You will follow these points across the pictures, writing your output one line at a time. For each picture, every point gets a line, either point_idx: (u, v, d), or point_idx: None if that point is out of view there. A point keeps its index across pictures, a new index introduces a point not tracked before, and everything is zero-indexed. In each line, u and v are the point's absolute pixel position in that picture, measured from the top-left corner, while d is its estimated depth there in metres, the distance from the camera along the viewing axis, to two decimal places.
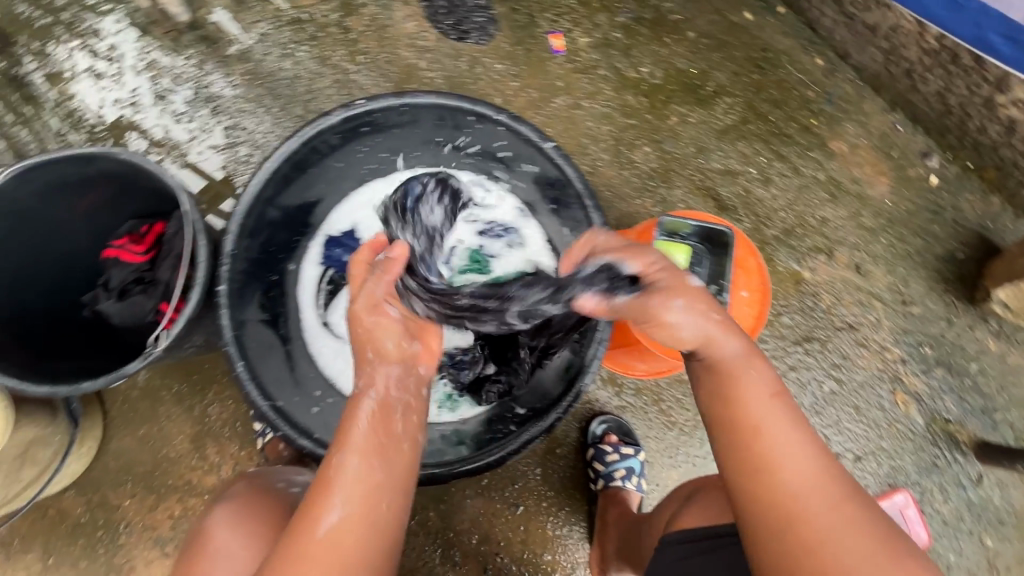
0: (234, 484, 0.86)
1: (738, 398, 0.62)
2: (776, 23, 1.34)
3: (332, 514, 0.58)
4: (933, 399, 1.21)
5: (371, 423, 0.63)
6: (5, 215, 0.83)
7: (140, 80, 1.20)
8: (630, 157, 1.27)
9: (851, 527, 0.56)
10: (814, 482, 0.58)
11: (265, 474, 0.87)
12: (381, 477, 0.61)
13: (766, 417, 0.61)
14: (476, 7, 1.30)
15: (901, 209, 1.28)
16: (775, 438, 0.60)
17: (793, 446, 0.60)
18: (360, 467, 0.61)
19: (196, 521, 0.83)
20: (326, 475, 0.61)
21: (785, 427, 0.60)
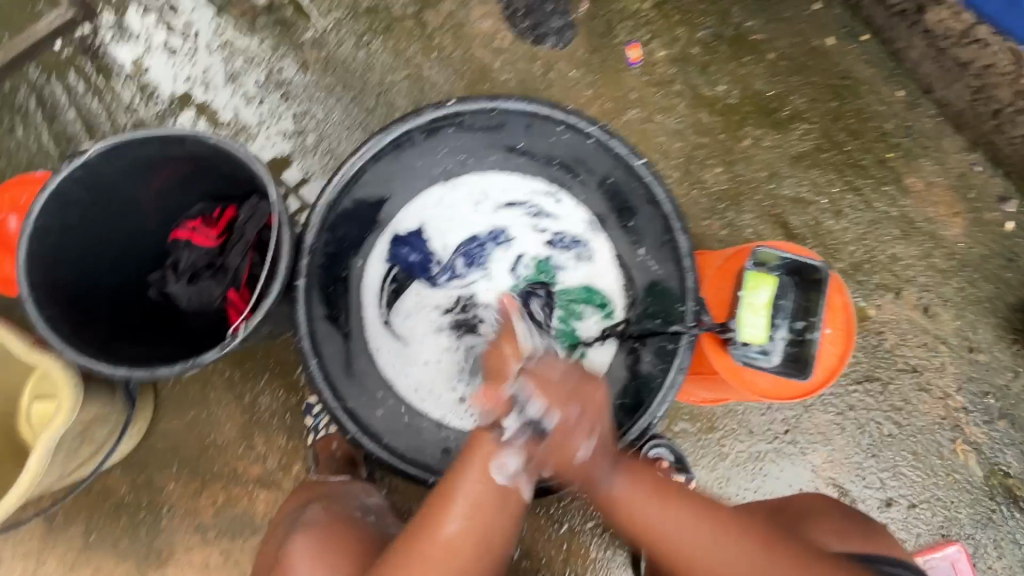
0: (306, 510, 0.87)
1: (630, 509, 0.76)
2: (859, 50, 1.29)
3: (452, 523, 0.71)
4: (994, 451, 1.18)
5: (486, 459, 0.73)
6: (88, 189, 0.82)
7: (213, 59, 1.18)
8: (699, 177, 1.24)
9: (731, 562, 0.74)
10: (706, 550, 0.75)
11: (336, 492, 0.92)
12: (494, 496, 0.72)
13: (644, 512, 0.76)
14: (555, 10, 1.27)
15: (975, 252, 1.24)
16: (659, 527, 0.76)
17: (677, 526, 0.76)
18: (477, 487, 0.72)
19: (273, 548, 0.83)
20: (447, 485, 0.74)
21: (657, 514, 0.76)
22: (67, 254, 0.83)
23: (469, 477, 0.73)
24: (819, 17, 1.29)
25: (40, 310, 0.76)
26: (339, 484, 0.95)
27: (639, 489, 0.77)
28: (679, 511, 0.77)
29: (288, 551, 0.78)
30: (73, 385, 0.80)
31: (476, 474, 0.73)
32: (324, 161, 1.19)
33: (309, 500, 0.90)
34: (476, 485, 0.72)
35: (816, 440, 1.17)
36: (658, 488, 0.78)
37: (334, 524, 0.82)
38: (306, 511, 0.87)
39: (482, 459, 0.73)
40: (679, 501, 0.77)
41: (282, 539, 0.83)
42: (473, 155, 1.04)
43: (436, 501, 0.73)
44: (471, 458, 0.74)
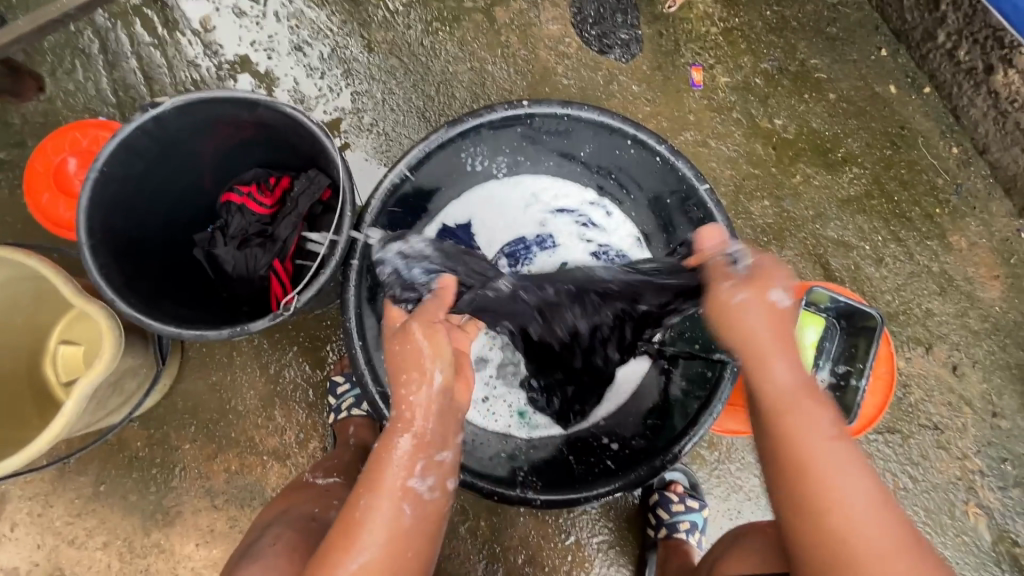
0: (264, 536, 0.80)
1: (800, 435, 0.65)
2: (919, 101, 1.28)
3: (357, 558, 0.64)
4: (1005, 518, 1.18)
5: (398, 470, 0.68)
6: (156, 141, 0.81)
7: (280, 26, 1.18)
8: (747, 208, 1.24)
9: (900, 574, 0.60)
10: (873, 523, 0.62)
11: (304, 507, 0.85)
12: (404, 523, 0.67)
13: (819, 445, 0.64)
14: (623, 22, 1.26)
15: (1010, 317, 1.23)
16: (826, 463, 0.64)
17: (852, 479, 0.63)
18: (388, 514, 0.66)
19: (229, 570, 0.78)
20: (353, 518, 0.66)
21: (835, 457, 0.64)
22: (126, 203, 0.82)
23: (378, 508, 0.66)
24: (884, 64, 1.29)
25: (96, 257, 0.76)
26: (316, 492, 0.89)
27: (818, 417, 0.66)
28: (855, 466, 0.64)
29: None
30: (114, 335, 0.80)
31: (388, 503, 0.67)
32: (377, 142, 1.18)
33: (274, 518, 0.84)
34: (389, 515, 0.66)
35: None
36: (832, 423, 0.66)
37: (279, 555, 0.74)
38: (264, 536, 0.80)
39: (393, 482, 0.67)
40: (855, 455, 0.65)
41: (240, 560, 0.78)
42: (531, 157, 1.04)
43: (341, 529, 0.66)
44: (382, 482, 0.67)
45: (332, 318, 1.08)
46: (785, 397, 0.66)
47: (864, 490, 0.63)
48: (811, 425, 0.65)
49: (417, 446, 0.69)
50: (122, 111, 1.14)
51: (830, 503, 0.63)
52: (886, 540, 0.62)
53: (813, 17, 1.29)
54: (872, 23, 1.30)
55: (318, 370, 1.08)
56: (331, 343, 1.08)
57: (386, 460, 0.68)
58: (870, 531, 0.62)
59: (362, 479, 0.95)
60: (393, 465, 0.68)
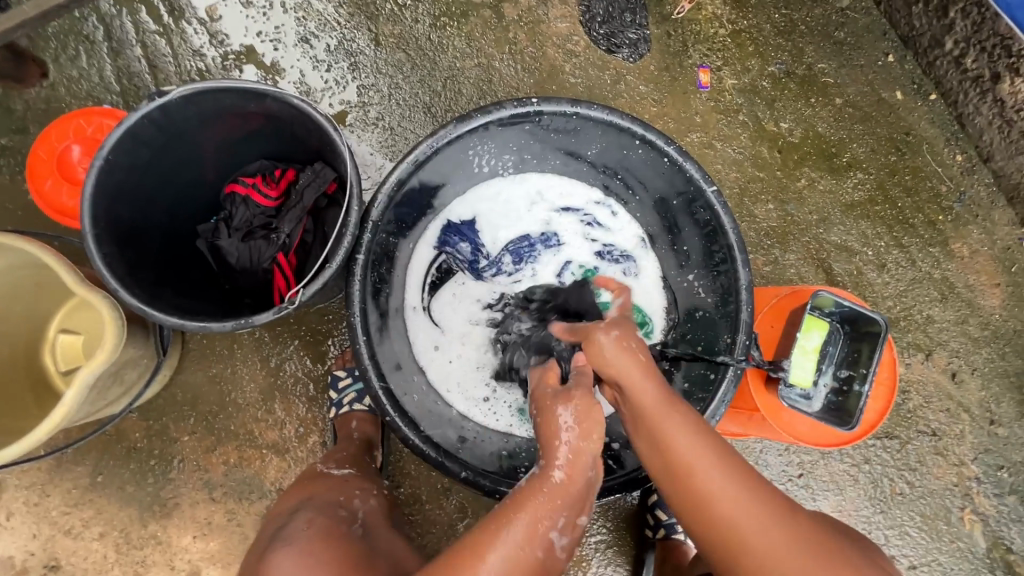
0: (292, 522, 0.79)
1: (668, 443, 0.69)
2: (925, 108, 1.28)
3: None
4: (1000, 525, 1.18)
5: (536, 514, 0.64)
6: (162, 131, 0.81)
7: (287, 17, 1.17)
8: (751, 211, 1.24)
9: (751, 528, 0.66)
10: (733, 499, 0.67)
11: (329, 495, 0.85)
12: (532, 565, 0.63)
13: (690, 452, 0.68)
14: (632, 22, 1.26)
15: (1009, 325, 1.23)
16: (695, 466, 0.67)
17: (698, 458, 0.68)
18: (518, 551, 0.62)
19: (255, 556, 0.76)
20: (482, 539, 0.63)
21: (705, 460, 0.67)
22: (130, 193, 0.82)
23: (504, 545, 0.62)
24: (891, 70, 1.29)
25: (99, 246, 0.75)
26: (336, 482, 0.88)
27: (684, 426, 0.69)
28: (721, 461, 0.68)
29: (271, 567, 0.71)
30: (117, 327, 0.80)
31: (518, 537, 0.63)
32: (383, 137, 1.17)
33: (301, 503, 0.83)
34: (518, 550, 0.62)
35: (829, 489, 1.17)
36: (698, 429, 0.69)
37: (314, 542, 0.74)
38: (294, 520, 0.79)
39: (531, 520, 0.64)
40: (720, 449, 0.69)
41: (267, 545, 0.77)
42: (537, 155, 1.03)
43: (469, 552, 0.63)
44: (515, 517, 0.64)
45: (334, 313, 1.08)
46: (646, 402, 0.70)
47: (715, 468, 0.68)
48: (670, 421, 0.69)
49: (553, 498, 0.64)
50: (125, 99, 1.13)
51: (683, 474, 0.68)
52: (738, 503, 0.67)
53: (821, 21, 1.29)
54: (880, 29, 1.30)
55: (319, 364, 1.07)
56: (333, 337, 1.08)
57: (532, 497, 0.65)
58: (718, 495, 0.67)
59: (372, 472, 0.96)
60: (534, 504, 0.64)
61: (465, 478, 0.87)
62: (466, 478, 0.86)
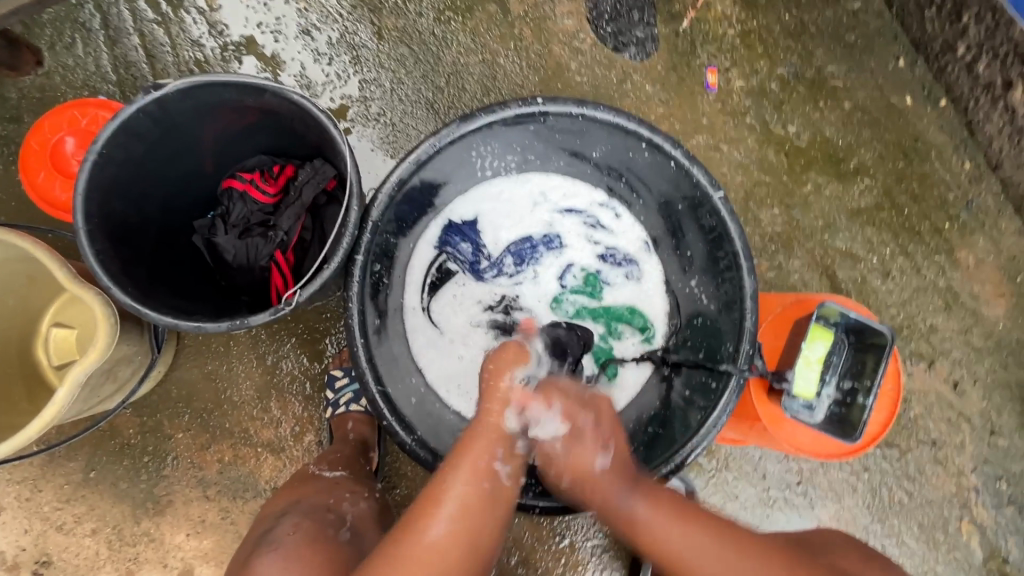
0: (280, 523, 0.78)
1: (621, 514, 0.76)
2: (934, 114, 1.27)
3: (439, 525, 0.68)
4: (997, 535, 1.18)
5: (480, 450, 0.72)
6: (157, 125, 0.79)
7: (288, 9, 1.15)
8: (756, 215, 1.22)
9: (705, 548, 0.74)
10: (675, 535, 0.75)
11: (318, 498, 0.83)
12: (480, 497, 0.70)
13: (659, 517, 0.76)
14: (640, 20, 1.23)
15: (1013, 335, 1.22)
16: (652, 532, 0.75)
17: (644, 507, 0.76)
18: (466, 488, 0.70)
19: (241, 558, 0.75)
20: (434, 489, 0.71)
21: (670, 519, 0.76)
22: (124, 187, 0.80)
23: (455, 487, 0.70)
24: (901, 74, 1.27)
25: (93, 243, 0.74)
26: (326, 485, 0.87)
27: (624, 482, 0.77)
28: (669, 514, 0.76)
29: (253, 572, 0.70)
30: (111, 325, 0.79)
31: (464, 477, 0.70)
32: (384, 133, 1.15)
33: (289, 507, 0.82)
34: (464, 487, 0.70)
35: (827, 497, 1.16)
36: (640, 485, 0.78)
37: (299, 546, 0.73)
38: (281, 524, 0.78)
39: (472, 460, 0.71)
40: (663, 503, 0.77)
41: (252, 550, 0.76)
42: (541, 155, 1.01)
43: (422, 502, 0.70)
44: (459, 463, 0.71)
45: (332, 311, 1.07)
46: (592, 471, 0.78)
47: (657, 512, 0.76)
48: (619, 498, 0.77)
49: (489, 439, 0.73)
50: (122, 89, 1.11)
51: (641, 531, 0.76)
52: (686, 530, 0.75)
53: (832, 24, 1.27)
54: (892, 32, 1.28)
55: (316, 363, 1.06)
56: (330, 336, 1.07)
57: (471, 444, 0.73)
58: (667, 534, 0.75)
59: (365, 474, 0.94)
60: (472, 448, 0.72)
61: None
62: None
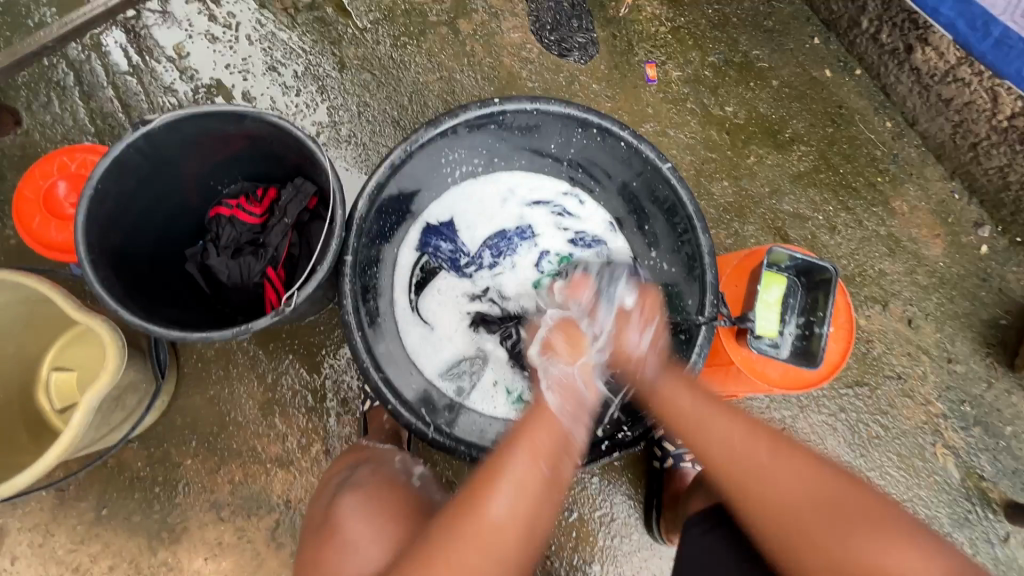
0: (357, 472, 0.85)
1: (674, 404, 0.81)
2: (852, 83, 1.40)
3: (502, 502, 0.67)
4: (970, 456, 1.27)
5: (545, 429, 0.74)
6: (146, 158, 0.84)
7: (253, 49, 1.22)
8: (708, 189, 1.33)
9: (734, 442, 0.75)
10: (728, 442, 0.76)
11: (386, 456, 0.90)
12: (542, 479, 0.70)
13: (690, 416, 0.79)
14: (579, 27, 1.35)
15: (953, 271, 1.34)
16: (711, 438, 0.77)
17: (702, 417, 0.79)
18: (527, 466, 0.70)
19: (320, 501, 0.83)
20: (494, 467, 0.70)
21: (694, 407, 0.80)
22: (120, 219, 0.85)
23: (513, 469, 0.69)
24: (818, 51, 1.41)
25: (96, 270, 0.78)
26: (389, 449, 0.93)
27: (675, 386, 0.82)
28: (717, 415, 0.78)
29: (338, 508, 0.78)
30: (118, 349, 0.82)
31: (529, 457, 0.70)
32: (356, 153, 1.23)
33: (359, 461, 0.88)
34: (527, 466, 0.70)
35: (811, 440, 1.24)
36: (715, 404, 0.79)
37: (381, 489, 0.81)
38: (357, 472, 0.85)
39: (531, 439, 0.72)
40: (735, 419, 0.78)
41: (333, 492, 0.83)
42: (504, 156, 1.10)
43: (482, 478, 0.70)
44: (521, 438, 0.73)
45: (326, 323, 1.11)
46: (658, 387, 0.83)
47: (706, 420, 0.78)
48: (679, 396, 0.81)
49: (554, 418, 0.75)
50: (101, 139, 1.16)
51: (705, 446, 0.77)
52: (727, 424, 0.77)
53: (750, 12, 1.41)
54: (804, 15, 1.42)
55: (316, 373, 1.10)
56: (326, 347, 1.11)
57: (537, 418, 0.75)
58: (729, 447, 0.75)
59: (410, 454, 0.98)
60: (539, 424, 0.74)
61: (473, 462, 0.90)
62: (464, 453, 0.89)
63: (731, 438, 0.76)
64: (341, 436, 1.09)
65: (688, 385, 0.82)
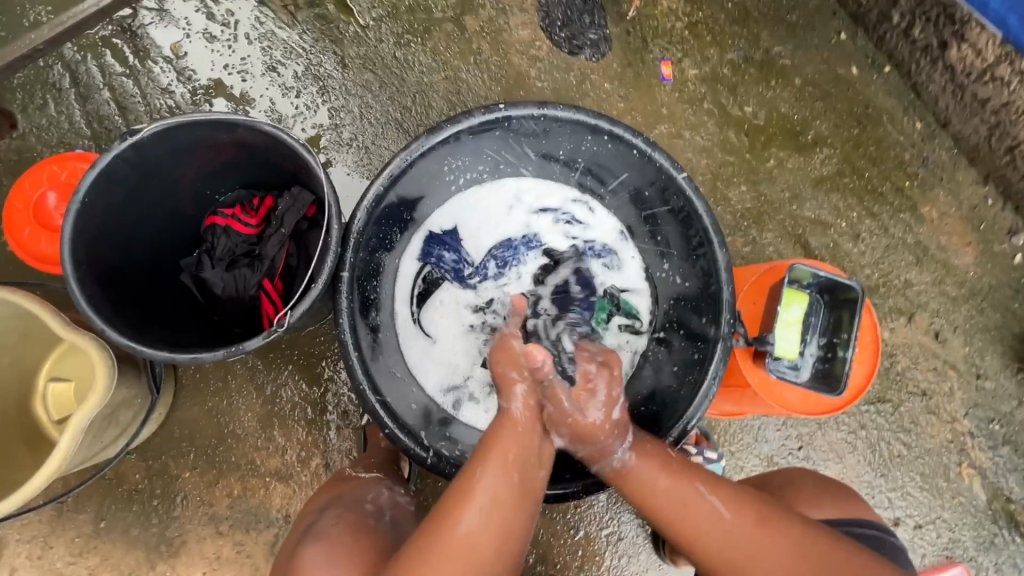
0: (321, 516, 0.81)
1: (646, 496, 0.78)
2: (880, 81, 1.33)
3: (470, 518, 0.68)
4: (998, 477, 1.21)
5: (512, 440, 0.74)
6: (135, 169, 0.81)
7: (252, 48, 1.18)
8: (724, 194, 1.27)
9: (715, 521, 0.75)
10: (708, 522, 0.75)
11: (357, 493, 0.86)
12: (512, 491, 0.71)
13: (664, 501, 0.77)
14: (591, 22, 1.29)
15: (985, 282, 1.27)
16: (689, 521, 0.76)
17: (681, 505, 0.77)
18: (496, 479, 0.71)
19: (286, 550, 0.79)
20: (462, 483, 0.71)
21: (665, 493, 0.77)
22: (109, 233, 0.82)
23: (483, 484, 0.70)
24: (844, 47, 1.33)
25: (83, 288, 0.76)
26: (364, 482, 0.90)
27: (649, 467, 0.79)
28: (693, 498, 0.77)
29: (301, 563, 0.73)
30: (108, 367, 0.81)
31: (496, 469, 0.71)
32: (358, 156, 1.19)
33: (330, 501, 0.85)
34: (495, 480, 0.71)
35: (829, 458, 1.19)
36: (689, 476, 0.79)
37: (344, 533, 0.77)
38: (322, 517, 0.81)
39: (499, 451, 0.73)
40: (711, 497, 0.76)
41: (298, 540, 0.79)
42: (510, 162, 1.05)
43: (452, 495, 0.71)
44: (488, 451, 0.73)
45: (326, 334, 1.08)
46: (625, 474, 0.79)
47: (683, 504, 0.77)
48: (650, 481, 0.78)
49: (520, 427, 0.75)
50: (98, 142, 1.13)
51: (687, 529, 0.76)
52: (709, 510, 0.76)
53: (773, 6, 1.34)
54: (830, 8, 1.34)
55: (315, 385, 1.07)
56: (326, 359, 1.08)
57: (503, 426, 0.75)
58: (713, 527, 0.75)
59: (399, 478, 0.96)
60: (505, 434, 0.74)
61: None
62: (464, 479, 0.87)
63: (707, 519, 0.75)
64: (341, 450, 1.06)
65: (657, 468, 0.79)
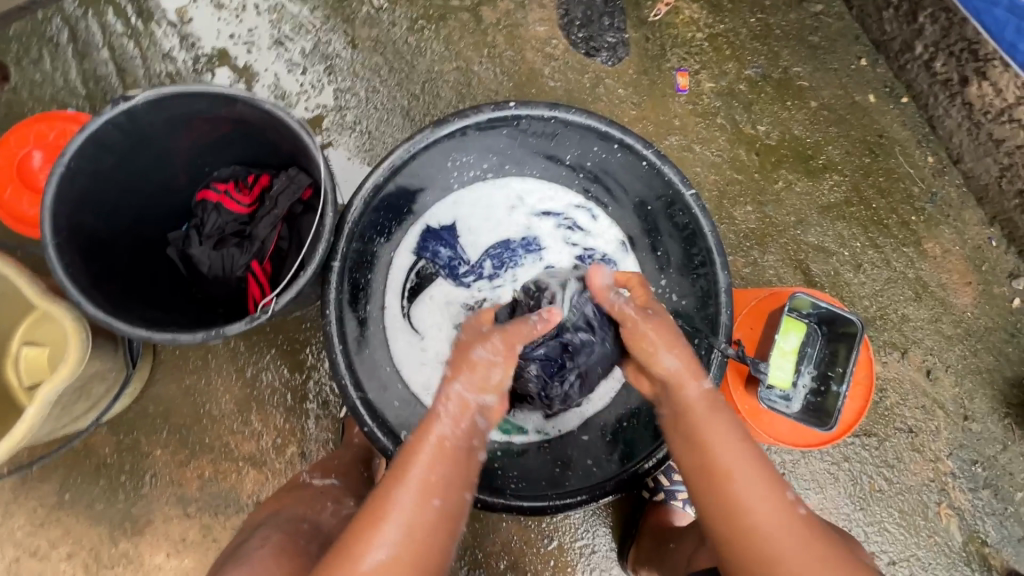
0: (254, 535, 0.78)
1: (710, 445, 0.70)
2: (897, 111, 1.31)
3: (380, 551, 0.61)
4: (975, 519, 1.20)
5: (431, 458, 0.66)
6: (127, 135, 0.78)
7: (261, 20, 1.15)
8: (730, 213, 1.25)
9: (768, 495, 0.68)
10: (762, 494, 0.68)
11: (297, 509, 0.83)
12: (432, 517, 0.64)
13: (728, 452, 0.69)
14: (611, 26, 1.26)
15: (981, 323, 1.26)
16: (737, 476, 0.69)
17: (746, 469, 0.69)
18: (412, 504, 0.63)
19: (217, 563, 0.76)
20: (376, 505, 0.64)
21: (731, 444, 0.70)
22: (94, 200, 0.79)
23: (396, 509, 0.63)
24: (864, 73, 1.31)
25: (61, 255, 0.73)
26: (312, 494, 0.87)
27: (718, 421, 0.71)
28: (754, 463, 0.69)
29: None
30: (81, 336, 0.78)
31: (412, 494, 0.64)
32: (360, 141, 1.16)
33: (267, 518, 0.82)
34: (412, 505, 0.63)
35: (810, 487, 1.19)
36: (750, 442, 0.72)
37: (266, 558, 0.72)
38: (253, 537, 0.78)
39: (420, 475, 0.65)
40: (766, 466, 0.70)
41: (225, 558, 0.76)
42: (515, 162, 1.03)
43: (364, 519, 0.63)
44: (407, 474, 0.65)
45: (312, 321, 1.05)
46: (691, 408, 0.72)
47: (747, 457, 0.69)
48: (723, 434, 0.71)
49: (444, 447, 0.66)
50: (91, 103, 1.09)
51: (735, 490, 0.68)
52: (768, 482, 0.68)
53: (796, 25, 1.31)
54: (853, 33, 1.32)
55: (297, 371, 1.04)
56: (310, 346, 1.05)
57: (422, 443, 0.67)
58: (768, 507, 0.67)
59: (362, 480, 0.93)
60: (424, 452, 0.66)
61: None
62: None
63: (762, 487, 0.68)
64: (318, 440, 1.04)
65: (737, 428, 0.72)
